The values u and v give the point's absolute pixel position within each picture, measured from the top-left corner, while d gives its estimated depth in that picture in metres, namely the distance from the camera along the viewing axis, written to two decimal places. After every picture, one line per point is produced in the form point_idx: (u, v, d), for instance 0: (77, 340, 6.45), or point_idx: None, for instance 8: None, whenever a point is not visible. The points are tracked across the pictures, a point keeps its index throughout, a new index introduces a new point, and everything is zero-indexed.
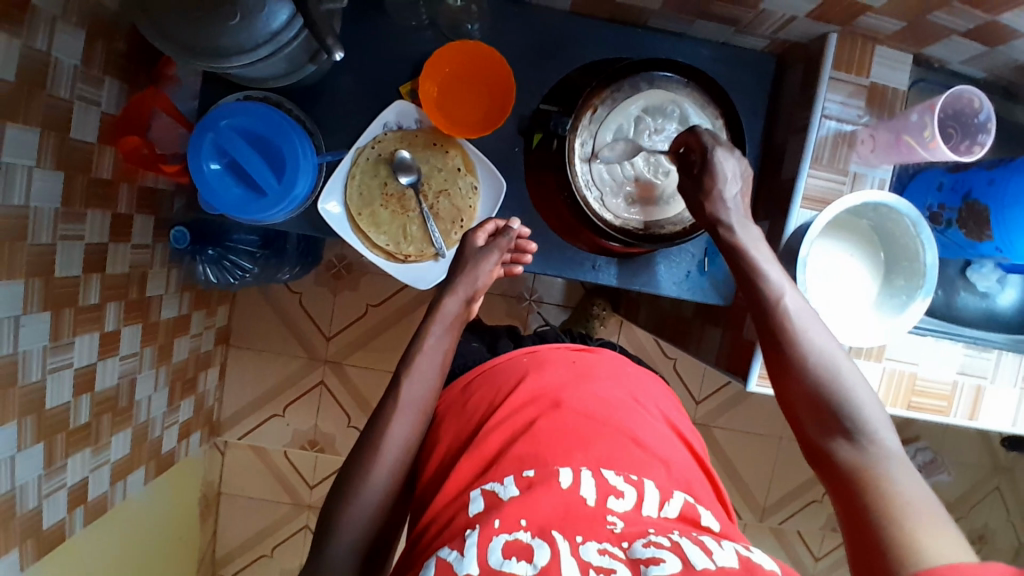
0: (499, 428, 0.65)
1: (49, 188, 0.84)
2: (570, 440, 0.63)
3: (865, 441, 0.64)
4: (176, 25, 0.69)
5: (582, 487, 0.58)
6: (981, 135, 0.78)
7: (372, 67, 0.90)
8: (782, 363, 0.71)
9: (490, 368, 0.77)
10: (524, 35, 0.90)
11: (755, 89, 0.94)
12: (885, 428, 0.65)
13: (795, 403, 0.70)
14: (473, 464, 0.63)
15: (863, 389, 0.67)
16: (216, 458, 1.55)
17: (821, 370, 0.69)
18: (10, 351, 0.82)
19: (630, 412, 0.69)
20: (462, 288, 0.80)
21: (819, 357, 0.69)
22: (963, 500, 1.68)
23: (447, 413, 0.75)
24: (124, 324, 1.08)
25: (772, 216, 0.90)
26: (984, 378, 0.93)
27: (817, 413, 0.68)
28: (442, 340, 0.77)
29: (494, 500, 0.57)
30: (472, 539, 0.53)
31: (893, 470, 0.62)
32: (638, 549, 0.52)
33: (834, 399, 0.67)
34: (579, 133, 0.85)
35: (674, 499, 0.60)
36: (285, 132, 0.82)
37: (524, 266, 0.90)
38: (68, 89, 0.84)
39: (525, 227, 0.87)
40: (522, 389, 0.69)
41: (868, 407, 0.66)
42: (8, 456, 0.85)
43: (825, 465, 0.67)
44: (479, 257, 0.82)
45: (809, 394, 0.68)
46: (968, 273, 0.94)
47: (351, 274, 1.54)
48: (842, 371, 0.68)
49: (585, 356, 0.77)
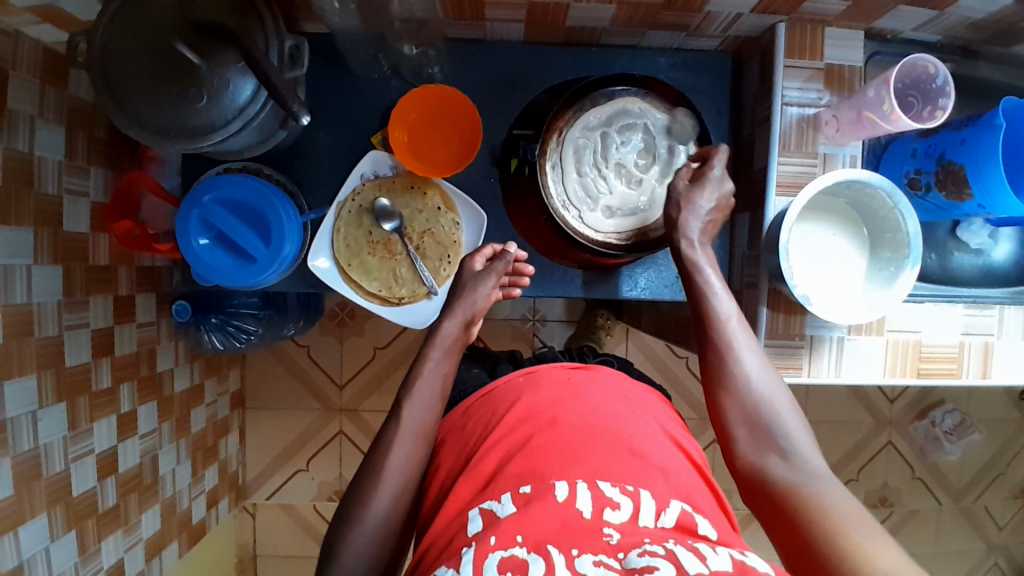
0: (495, 449, 0.67)
1: (49, 282, 0.86)
2: (566, 454, 0.63)
3: (798, 461, 0.67)
4: (148, 113, 0.71)
5: (577, 500, 0.58)
6: (942, 98, 0.79)
7: (343, 121, 0.93)
8: (721, 383, 0.74)
9: (489, 392, 0.77)
10: (483, 69, 0.93)
11: (715, 85, 0.96)
12: (813, 452, 0.68)
13: (731, 425, 0.72)
14: (472, 484, 0.65)
15: (795, 417, 0.71)
16: (246, 520, 1.56)
17: (758, 393, 0.72)
18: (31, 446, 0.84)
19: (629, 426, 0.69)
20: (461, 310, 0.82)
21: (756, 380, 0.73)
22: (1000, 457, 1.66)
23: (448, 437, 0.77)
24: (139, 403, 1.10)
25: (751, 208, 0.91)
26: (990, 335, 0.93)
27: (756, 433, 0.70)
28: (442, 364, 0.78)
29: (492, 518, 0.58)
30: (469, 556, 0.54)
31: (827, 489, 0.63)
32: (633, 559, 0.52)
33: (772, 422, 0.70)
34: (548, 158, 0.86)
35: (671, 508, 0.60)
36: (267, 198, 0.84)
37: (522, 289, 0.91)
38: (55, 183, 0.87)
39: (524, 250, 0.89)
40: (519, 410, 0.70)
41: (799, 432, 0.69)
42: (42, 548, 0.87)
43: (760, 488, 0.68)
44: (477, 279, 0.84)
45: (747, 415, 0.71)
46: (958, 232, 0.94)
47: (355, 320, 1.55)
48: (775, 395, 0.72)
49: (583, 374, 0.77)
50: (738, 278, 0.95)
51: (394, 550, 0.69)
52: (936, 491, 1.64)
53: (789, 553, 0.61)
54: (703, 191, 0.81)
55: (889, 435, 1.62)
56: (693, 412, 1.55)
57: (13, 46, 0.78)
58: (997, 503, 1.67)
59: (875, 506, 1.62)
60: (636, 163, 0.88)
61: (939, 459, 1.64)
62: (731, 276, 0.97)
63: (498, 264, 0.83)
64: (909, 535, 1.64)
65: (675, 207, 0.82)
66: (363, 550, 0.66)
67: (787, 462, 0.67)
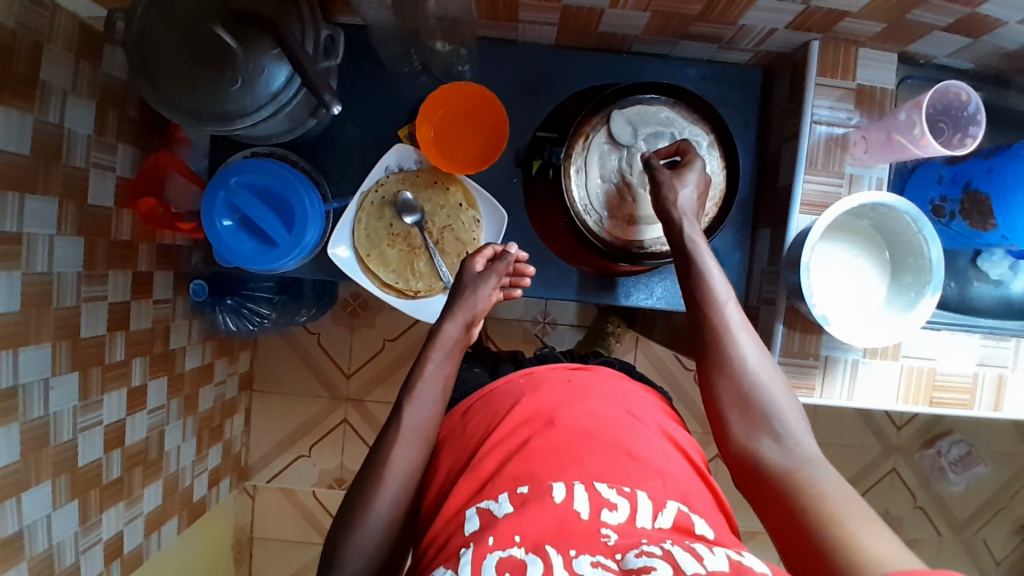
0: (493, 449, 0.67)
1: (71, 253, 0.88)
2: (563, 456, 0.63)
3: (789, 443, 0.66)
4: (184, 95, 0.72)
5: (575, 501, 0.59)
6: (972, 127, 0.80)
7: (371, 113, 0.94)
8: (713, 366, 0.71)
9: (489, 392, 0.78)
10: (514, 70, 0.93)
11: (743, 100, 0.96)
12: (804, 432, 0.67)
13: (723, 407, 0.70)
14: (471, 484, 0.65)
15: (785, 395, 0.69)
16: (246, 501, 1.57)
17: (751, 376, 0.70)
18: (41, 415, 0.86)
19: (627, 428, 0.69)
20: (461, 313, 0.81)
21: (750, 363, 0.70)
22: (1004, 491, 1.64)
23: (449, 436, 0.77)
24: (150, 378, 1.11)
25: (772, 224, 0.91)
26: (1004, 367, 0.92)
27: (748, 414, 0.69)
28: (442, 367, 0.77)
29: (490, 518, 0.59)
30: (467, 557, 0.55)
31: (819, 472, 0.63)
32: (630, 560, 0.52)
33: (765, 406, 0.68)
34: (574, 160, 0.87)
35: (667, 509, 0.60)
36: (291, 184, 0.85)
37: (523, 289, 0.90)
38: (83, 157, 0.88)
39: (524, 252, 0.89)
40: (517, 411, 0.71)
41: (790, 412, 0.68)
42: (44, 516, 0.88)
43: (752, 472, 0.67)
44: (477, 282, 0.83)
45: (740, 399, 0.69)
46: (979, 262, 0.94)
47: (366, 312, 1.56)
48: (768, 378, 0.70)
49: (582, 375, 0.78)
50: (754, 293, 0.95)
51: (394, 541, 0.69)
52: (937, 521, 1.63)
53: (781, 536, 0.61)
54: (689, 173, 0.80)
55: (894, 461, 1.61)
56: (698, 425, 1.55)
57: (51, 20, 0.80)
58: (998, 537, 1.65)
59: None
60: None
61: (943, 489, 1.62)
62: (748, 291, 0.97)
63: (498, 265, 0.82)
64: None
65: (666, 191, 0.79)
66: (363, 541, 0.67)
67: (778, 444, 0.67)
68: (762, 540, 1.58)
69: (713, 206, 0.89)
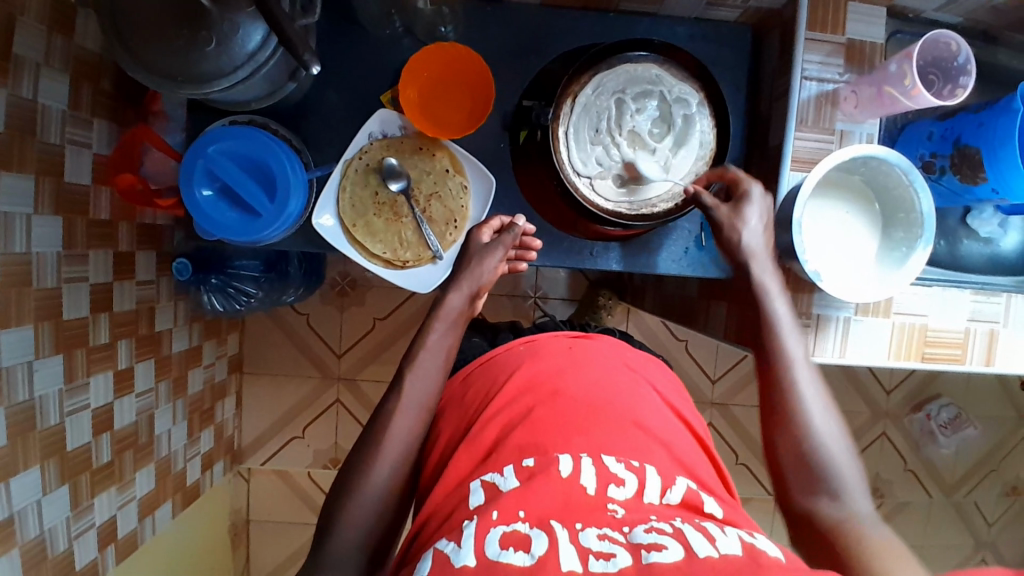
0: (494, 419, 0.67)
1: (50, 233, 0.85)
2: (568, 427, 0.64)
3: (846, 502, 0.68)
4: (157, 54, 0.70)
5: (582, 476, 0.58)
6: (962, 77, 0.80)
7: (354, 79, 0.91)
8: (779, 419, 0.74)
9: (489, 359, 0.77)
10: (499, 32, 0.91)
11: (734, 60, 0.95)
12: (860, 495, 0.69)
13: (784, 461, 0.73)
14: (472, 456, 0.65)
15: (849, 460, 0.71)
16: (240, 484, 1.56)
17: (815, 434, 0.72)
18: (27, 398, 0.84)
19: (632, 398, 0.69)
20: (467, 283, 0.81)
21: (816, 420, 0.73)
22: (993, 453, 1.66)
23: (449, 404, 0.77)
24: (137, 361, 1.09)
25: (764, 184, 0.90)
26: (996, 322, 0.92)
27: (807, 475, 0.71)
28: (445, 339, 0.78)
29: (494, 492, 0.58)
30: (470, 531, 0.53)
31: (874, 533, 0.65)
32: (639, 534, 0.52)
33: (826, 463, 0.71)
34: (561, 122, 0.85)
35: (676, 486, 0.60)
36: (274, 154, 0.83)
37: (528, 263, 0.91)
38: (58, 133, 0.85)
39: (532, 225, 0.89)
40: (518, 379, 0.70)
41: (851, 475, 0.70)
42: (35, 500, 0.87)
43: (807, 525, 0.69)
44: (484, 252, 0.83)
45: (801, 454, 0.72)
46: (969, 220, 0.94)
47: (355, 291, 1.54)
48: (832, 436, 0.72)
49: (583, 342, 0.78)
50: None
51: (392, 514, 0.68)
52: (927, 484, 1.65)
53: None
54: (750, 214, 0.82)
55: (884, 426, 1.62)
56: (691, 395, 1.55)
57: None
58: (988, 499, 1.68)
59: None
60: (649, 132, 0.86)
61: (933, 452, 1.64)
62: None
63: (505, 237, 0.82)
64: (898, 526, 1.65)
65: (729, 233, 0.82)
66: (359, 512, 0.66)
67: (834, 505, 0.69)
68: (756, 508, 1.59)
69: (703, 165, 0.88)
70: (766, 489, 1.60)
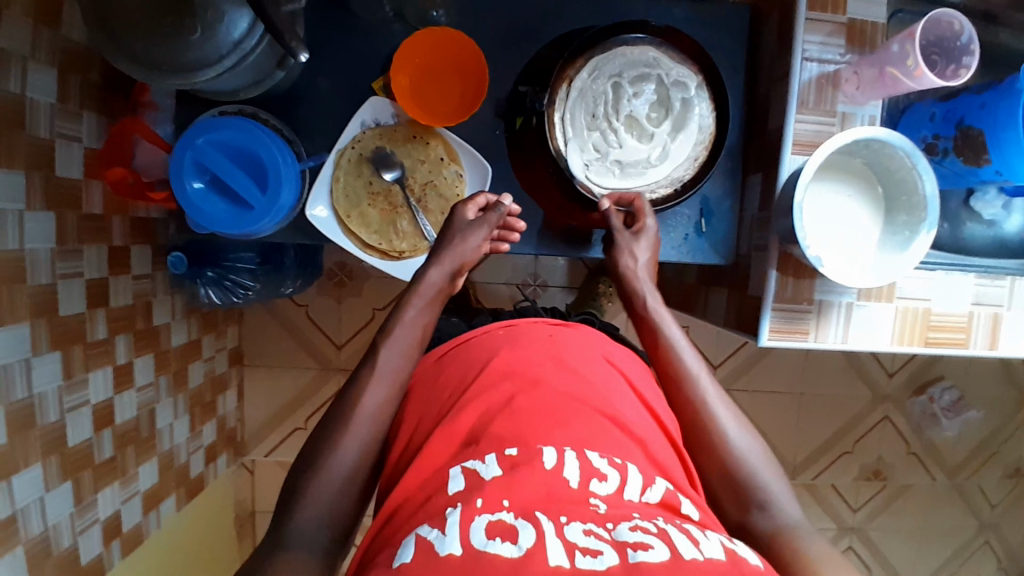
0: (472, 404, 0.66)
1: (42, 229, 0.84)
2: (547, 418, 0.63)
3: (774, 509, 0.67)
4: (141, 44, 0.68)
5: (565, 468, 0.58)
6: (966, 57, 0.78)
7: (345, 67, 0.90)
8: (696, 438, 0.73)
9: (465, 342, 0.77)
10: (492, 16, 0.89)
11: (732, 42, 0.93)
12: (787, 501, 0.68)
13: (713, 479, 0.71)
14: (449, 442, 0.64)
15: (767, 466, 0.71)
16: (245, 477, 1.56)
17: (734, 447, 0.72)
18: (25, 395, 0.83)
19: (610, 391, 0.70)
20: (449, 259, 0.82)
21: (733, 433, 0.73)
22: (996, 435, 1.66)
23: (420, 384, 0.77)
24: (135, 356, 1.08)
25: (763, 168, 0.89)
26: (1000, 306, 0.91)
27: (735, 489, 0.69)
28: (422, 316, 0.79)
29: (476, 480, 0.57)
30: (454, 519, 0.52)
31: (802, 536, 0.64)
32: (623, 531, 0.51)
33: (749, 474, 0.70)
34: (557, 108, 0.84)
35: (656, 485, 0.60)
36: (264, 144, 0.81)
37: (509, 247, 0.90)
38: (47, 127, 0.84)
39: (517, 206, 0.88)
40: (497, 366, 0.70)
41: (776, 483, 0.69)
42: (37, 497, 0.87)
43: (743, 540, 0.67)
44: (467, 229, 0.83)
45: (725, 469, 0.70)
46: (972, 202, 0.92)
47: (353, 281, 1.53)
48: (752, 446, 0.72)
49: (561, 331, 0.78)
50: (745, 241, 0.93)
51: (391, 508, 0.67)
52: (930, 467, 1.65)
53: None
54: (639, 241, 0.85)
55: (886, 409, 1.62)
56: None
57: None
58: (991, 481, 1.68)
59: (868, 479, 1.63)
60: (647, 115, 0.85)
61: (935, 435, 1.64)
62: (739, 240, 0.94)
63: (490, 215, 0.82)
64: (900, 509, 1.65)
65: (623, 258, 0.86)
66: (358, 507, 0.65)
67: (764, 513, 0.67)
68: None
69: (702, 149, 0.87)
70: None
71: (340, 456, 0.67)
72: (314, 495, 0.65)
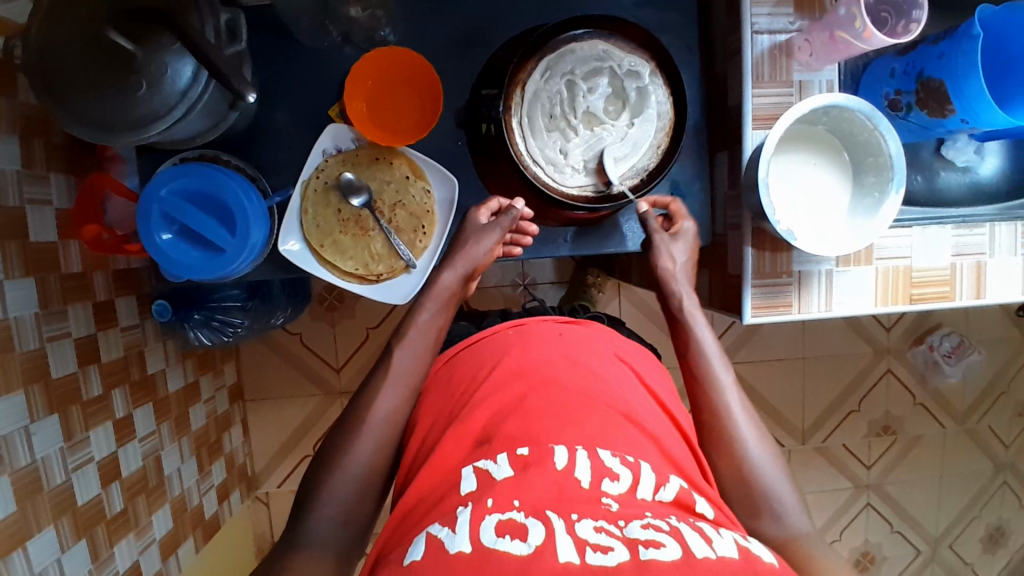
0: (485, 404, 0.66)
1: (24, 295, 0.84)
2: (560, 418, 0.63)
3: (785, 519, 0.69)
4: (86, 106, 0.67)
5: (577, 469, 0.57)
6: (915, 11, 0.78)
7: (301, 98, 0.90)
8: (716, 441, 0.75)
9: (477, 342, 0.77)
10: (440, 28, 0.89)
11: (683, 21, 0.92)
12: (795, 512, 0.70)
13: (725, 482, 0.73)
14: (461, 443, 0.64)
15: (783, 478, 0.72)
16: (261, 509, 1.56)
17: (751, 456, 0.73)
18: (29, 461, 0.84)
19: (619, 385, 0.70)
20: (461, 264, 0.84)
21: (752, 442, 0.74)
22: (1001, 375, 1.66)
23: (435, 384, 0.77)
24: (134, 407, 1.08)
25: (729, 145, 0.89)
26: (981, 253, 0.91)
27: (747, 498, 0.71)
28: (436, 318, 0.81)
29: (488, 480, 0.58)
30: (464, 517, 0.53)
31: (811, 550, 0.67)
32: (634, 529, 0.51)
33: (763, 485, 0.71)
34: (514, 114, 0.83)
35: (670, 484, 0.60)
36: (230, 187, 0.81)
37: (523, 249, 0.92)
38: (16, 194, 0.84)
39: (530, 210, 0.88)
40: (509, 365, 0.70)
41: (786, 494, 0.71)
42: (54, 560, 0.87)
43: None
44: (479, 232, 0.85)
45: (740, 474, 0.72)
46: (943, 151, 0.93)
47: (344, 304, 1.54)
48: (767, 457, 0.73)
49: (574, 329, 0.78)
50: (722, 220, 0.93)
51: None
52: (939, 414, 1.65)
53: None
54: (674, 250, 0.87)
55: (888, 363, 1.62)
56: None
57: None
58: (1001, 420, 1.68)
59: (879, 435, 1.63)
60: (604, 109, 0.85)
61: (940, 382, 1.64)
62: (714, 218, 0.94)
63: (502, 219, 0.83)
64: (915, 460, 1.66)
65: (660, 258, 0.87)
66: None
67: (778, 522, 0.69)
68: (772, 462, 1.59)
69: (663, 136, 0.86)
70: (779, 442, 1.60)
71: (344, 487, 0.67)
72: (324, 526, 0.65)
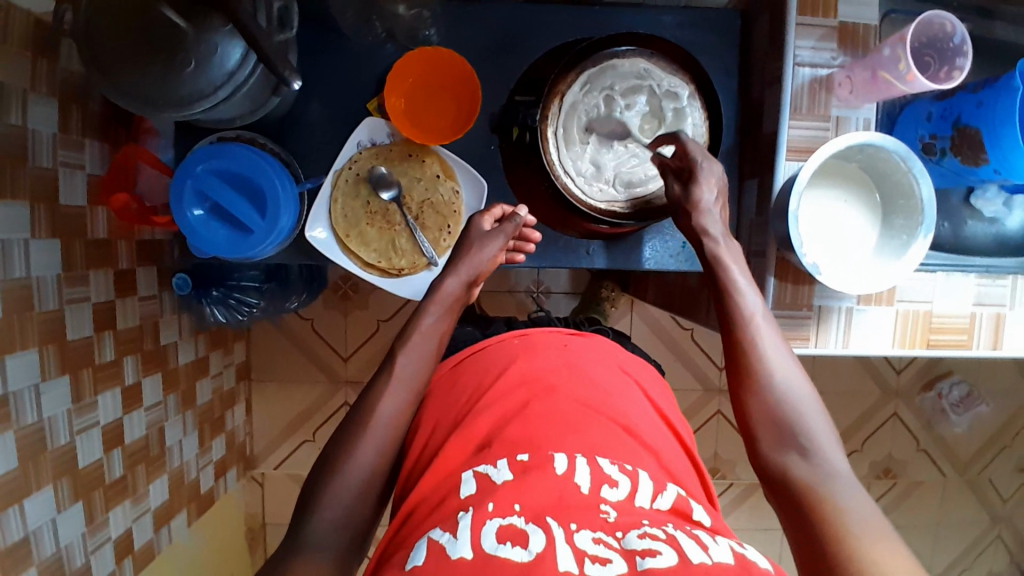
0: (488, 411, 0.67)
1: (48, 256, 0.85)
2: (562, 426, 0.63)
3: (817, 458, 0.65)
4: (130, 78, 0.68)
5: (576, 474, 0.58)
6: (959, 59, 0.78)
7: (340, 88, 0.91)
8: (745, 380, 0.72)
9: (482, 348, 0.78)
10: (483, 32, 0.90)
11: (724, 47, 0.93)
12: (833, 450, 0.66)
13: (757, 420, 0.70)
14: (463, 447, 0.64)
15: (819, 416, 0.69)
16: (256, 490, 1.57)
17: (783, 395, 0.69)
18: (35, 420, 0.85)
19: (619, 395, 0.70)
20: (465, 270, 0.84)
21: (784, 382, 0.70)
22: (1008, 428, 1.64)
23: (437, 389, 0.77)
24: (144, 376, 1.10)
25: (759, 174, 0.89)
26: (1002, 306, 0.91)
27: (777, 433, 0.68)
28: (440, 322, 0.80)
29: (488, 484, 0.58)
30: (466, 522, 0.53)
31: (844, 488, 0.62)
32: (633, 540, 0.51)
33: (795, 423, 0.68)
34: (550, 123, 0.84)
35: (667, 492, 0.60)
36: (261, 168, 0.82)
37: (525, 255, 0.92)
38: (50, 157, 0.85)
39: (533, 217, 0.89)
40: (513, 371, 0.71)
41: (822, 434, 0.67)
42: (49, 519, 0.88)
43: (776, 483, 0.66)
44: (484, 240, 0.85)
45: (770, 412, 0.69)
46: (972, 199, 0.92)
47: (358, 294, 1.55)
48: (801, 396, 0.70)
49: (576, 340, 0.78)
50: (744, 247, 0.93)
51: None
52: (941, 462, 1.64)
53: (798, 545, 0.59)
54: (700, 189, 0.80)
55: (895, 406, 1.61)
56: (699, 384, 1.54)
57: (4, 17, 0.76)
58: (1003, 474, 1.67)
59: (879, 477, 1.63)
60: (641, 126, 0.86)
61: (945, 430, 1.63)
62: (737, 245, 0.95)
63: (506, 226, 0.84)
64: (911, 505, 1.64)
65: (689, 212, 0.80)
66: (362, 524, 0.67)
67: (806, 461, 0.65)
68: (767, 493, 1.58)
69: None
70: None
71: (345, 476, 0.68)
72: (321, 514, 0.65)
